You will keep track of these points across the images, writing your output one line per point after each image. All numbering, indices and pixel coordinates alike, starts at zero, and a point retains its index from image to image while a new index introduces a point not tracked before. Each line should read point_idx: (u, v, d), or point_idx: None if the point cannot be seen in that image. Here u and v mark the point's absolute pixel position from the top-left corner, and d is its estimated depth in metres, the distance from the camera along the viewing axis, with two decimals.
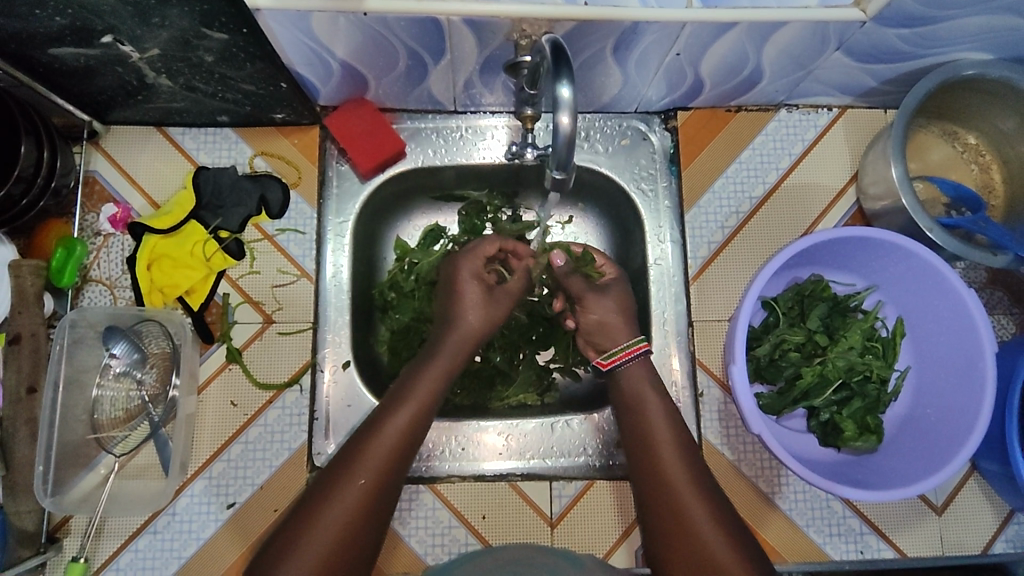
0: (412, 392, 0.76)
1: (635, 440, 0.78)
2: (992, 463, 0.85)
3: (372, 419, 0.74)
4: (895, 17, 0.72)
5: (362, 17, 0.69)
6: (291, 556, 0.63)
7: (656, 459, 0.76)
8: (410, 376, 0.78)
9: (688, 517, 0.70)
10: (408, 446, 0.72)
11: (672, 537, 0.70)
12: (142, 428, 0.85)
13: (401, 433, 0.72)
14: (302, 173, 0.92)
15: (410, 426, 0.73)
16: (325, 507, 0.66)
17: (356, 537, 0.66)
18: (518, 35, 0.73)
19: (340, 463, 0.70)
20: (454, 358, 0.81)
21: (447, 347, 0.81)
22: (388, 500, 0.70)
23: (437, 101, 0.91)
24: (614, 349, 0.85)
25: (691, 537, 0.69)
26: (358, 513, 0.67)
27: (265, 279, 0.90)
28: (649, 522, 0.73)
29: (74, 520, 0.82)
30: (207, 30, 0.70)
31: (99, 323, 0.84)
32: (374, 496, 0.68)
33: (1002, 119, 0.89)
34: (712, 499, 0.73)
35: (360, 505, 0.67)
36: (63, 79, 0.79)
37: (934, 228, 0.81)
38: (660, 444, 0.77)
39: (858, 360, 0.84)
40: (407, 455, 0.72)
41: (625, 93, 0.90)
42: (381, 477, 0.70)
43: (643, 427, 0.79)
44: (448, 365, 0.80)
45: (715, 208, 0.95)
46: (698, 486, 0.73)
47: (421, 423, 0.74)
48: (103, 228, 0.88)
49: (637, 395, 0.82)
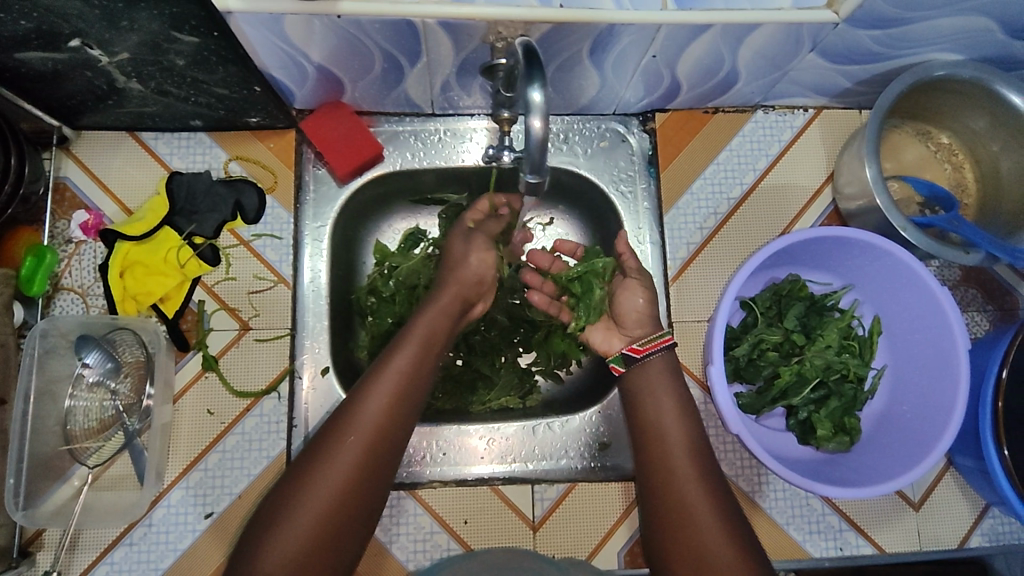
0: (395, 363, 0.70)
1: (644, 433, 0.75)
2: (967, 458, 0.86)
3: (353, 395, 0.69)
4: (867, 19, 0.72)
5: (336, 19, 0.68)
6: (259, 562, 0.59)
7: (663, 455, 0.73)
8: (393, 345, 0.73)
9: (691, 515, 0.68)
10: (394, 425, 0.68)
11: (674, 535, 0.67)
12: (118, 437, 0.83)
13: (376, 422, 0.67)
14: (278, 177, 0.91)
15: (394, 403, 0.68)
16: (302, 499, 0.62)
17: (336, 530, 0.63)
18: (493, 37, 0.72)
19: (317, 448, 0.65)
20: (439, 322, 0.75)
21: (432, 313, 0.75)
22: (374, 485, 0.65)
23: (414, 104, 0.90)
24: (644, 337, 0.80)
25: (692, 536, 0.66)
26: (337, 504, 0.63)
27: (242, 285, 0.88)
28: (649, 520, 0.71)
29: (48, 533, 0.81)
30: (177, 33, 0.69)
31: (71, 331, 0.83)
32: (357, 483, 0.64)
33: (974, 118, 0.90)
34: (716, 495, 0.69)
35: (338, 495, 0.63)
36: (30, 84, 0.77)
37: (907, 227, 0.82)
38: (670, 440, 0.73)
39: (835, 359, 0.85)
40: (392, 435, 0.67)
41: (603, 95, 0.90)
42: (364, 462, 0.65)
43: (652, 417, 0.76)
44: (429, 333, 0.73)
45: (694, 208, 0.95)
46: (705, 482, 0.70)
47: (408, 398, 0.69)
48: (74, 236, 0.87)
49: (650, 383, 0.78)
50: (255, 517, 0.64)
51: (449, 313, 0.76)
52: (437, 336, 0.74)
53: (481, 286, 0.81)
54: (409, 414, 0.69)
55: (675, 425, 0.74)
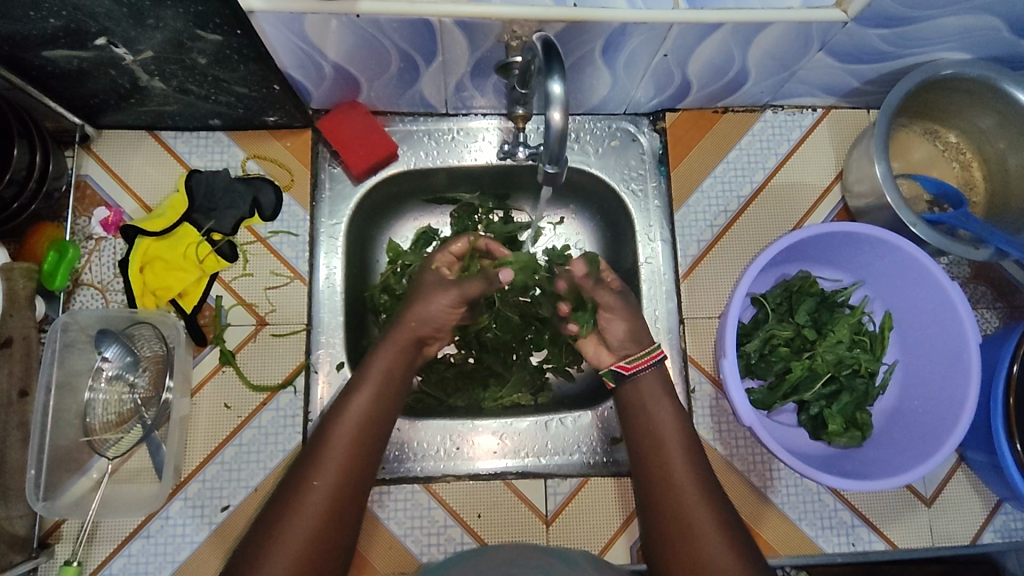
0: (364, 393, 0.75)
1: (644, 458, 0.75)
2: (979, 452, 0.86)
3: (327, 420, 0.74)
4: (876, 18, 0.74)
5: (355, 18, 0.70)
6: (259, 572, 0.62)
7: (666, 481, 0.72)
8: (356, 381, 0.77)
9: (697, 533, 0.68)
10: (359, 462, 0.71)
11: (677, 546, 0.68)
12: (136, 430, 0.85)
13: (354, 437, 0.72)
14: (294, 176, 0.92)
15: (358, 442, 0.72)
16: (276, 540, 0.64)
17: (330, 536, 0.66)
18: (508, 36, 0.74)
19: (285, 493, 0.68)
20: (395, 360, 0.79)
21: (386, 351, 0.80)
22: (347, 523, 0.68)
23: (429, 104, 0.92)
24: (632, 356, 0.82)
25: (697, 549, 0.67)
26: (314, 542, 0.65)
27: (259, 282, 0.90)
28: (658, 545, 0.70)
29: (67, 525, 0.82)
30: (202, 31, 0.71)
31: (92, 326, 0.84)
32: (335, 505, 0.67)
33: (981, 117, 0.91)
34: (716, 502, 0.70)
35: (325, 509, 0.67)
36: (55, 82, 0.79)
37: (918, 223, 0.82)
38: (673, 466, 0.73)
39: (846, 354, 0.86)
40: (367, 454, 0.72)
41: (614, 95, 0.92)
42: (341, 485, 0.68)
43: (653, 441, 0.76)
44: (393, 363, 0.79)
45: (704, 207, 0.96)
46: (710, 501, 0.70)
47: (369, 437, 0.73)
48: (95, 232, 0.89)
49: (649, 410, 0.78)
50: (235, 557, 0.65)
51: (403, 350, 0.81)
52: (394, 373, 0.79)
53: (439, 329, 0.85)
54: (374, 449, 0.73)
55: (673, 434, 0.76)
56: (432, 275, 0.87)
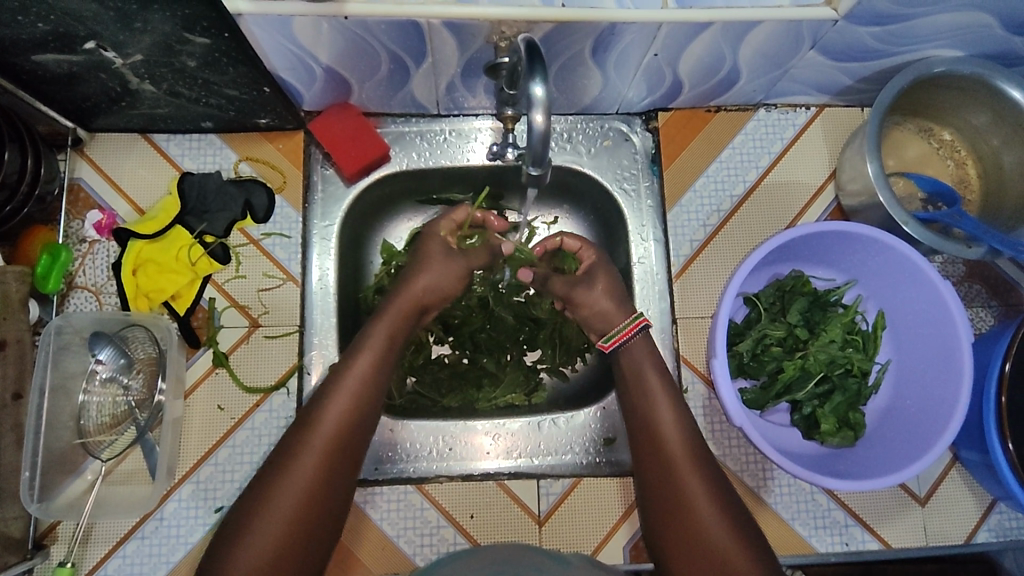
0: (361, 360, 0.76)
1: (644, 449, 0.77)
2: (972, 452, 0.86)
3: (324, 384, 0.75)
4: (866, 16, 0.73)
5: (343, 21, 0.70)
6: (252, 531, 0.65)
7: (664, 460, 0.76)
8: (354, 347, 0.78)
9: (694, 511, 0.72)
10: (352, 429, 0.72)
11: (673, 522, 0.72)
12: (130, 432, 0.85)
13: (350, 405, 0.73)
14: (287, 178, 0.92)
15: (353, 410, 0.73)
16: (269, 501, 0.67)
17: (321, 499, 0.69)
18: (497, 37, 0.74)
19: (279, 458, 0.70)
20: (395, 328, 0.80)
21: (387, 319, 0.80)
22: (339, 486, 0.70)
23: (420, 104, 0.92)
24: (612, 330, 0.85)
25: (696, 527, 0.71)
26: (305, 505, 0.67)
27: (252, 284, 0.90)
28: (654, 520, 0.74)
29: (62, 526, 0.82)
30: (189, 34, 0.71)
31: (85, 328, 0.84)
32: (328, 471, 0.70)
33: (975, 114, 0.90)
34: (712, 479, 0.74)
35: (317, 474, 0.69)
36: (46, 86, 0.79)
37: (910, 221, 0.82)
38: (677, 462, 0.75)
39: (838, 354, 0.86)
40: (362, 420, 0.74)
41: (606, 94, 0.92)
42: (332, 451, 0.70)
43: (654, 437, 0.77)
44: (394, 331, 0.80)
45: (697, 206, 0.96)
46: (706, 478, 0.74)
47: (365, 406, 0.74)
48: (88, 235, 0.89)
49: (644, 389, 0.81)
50: (232, 510, 0.69)
51: (405, 318, 0.81)
52: (393, 342, 0.79)
53: (440, 298, 0.86)
54: (369, 416, 0.75)
55: (667, 416, 0.79)
56: (438, 243, 0.88)
